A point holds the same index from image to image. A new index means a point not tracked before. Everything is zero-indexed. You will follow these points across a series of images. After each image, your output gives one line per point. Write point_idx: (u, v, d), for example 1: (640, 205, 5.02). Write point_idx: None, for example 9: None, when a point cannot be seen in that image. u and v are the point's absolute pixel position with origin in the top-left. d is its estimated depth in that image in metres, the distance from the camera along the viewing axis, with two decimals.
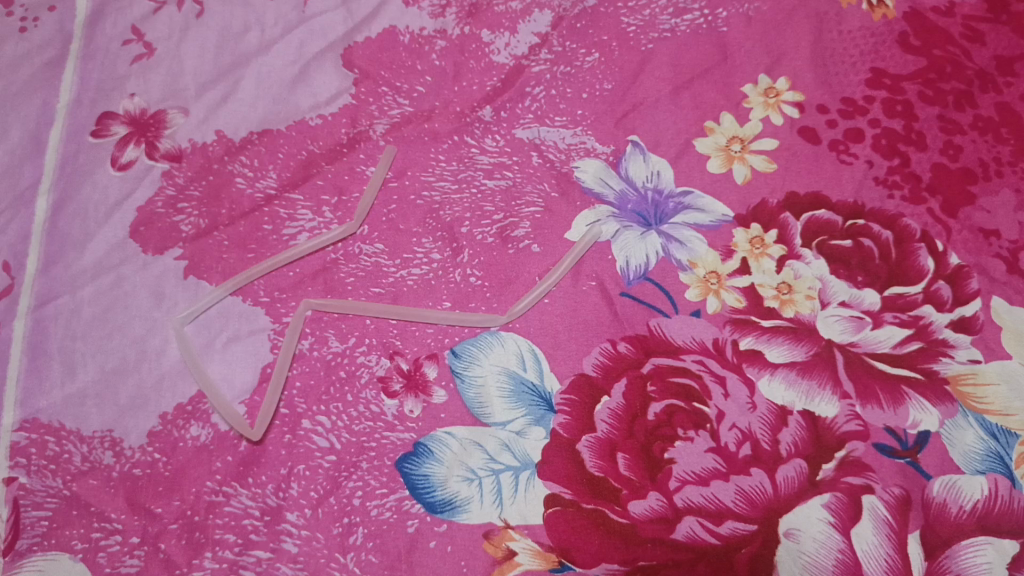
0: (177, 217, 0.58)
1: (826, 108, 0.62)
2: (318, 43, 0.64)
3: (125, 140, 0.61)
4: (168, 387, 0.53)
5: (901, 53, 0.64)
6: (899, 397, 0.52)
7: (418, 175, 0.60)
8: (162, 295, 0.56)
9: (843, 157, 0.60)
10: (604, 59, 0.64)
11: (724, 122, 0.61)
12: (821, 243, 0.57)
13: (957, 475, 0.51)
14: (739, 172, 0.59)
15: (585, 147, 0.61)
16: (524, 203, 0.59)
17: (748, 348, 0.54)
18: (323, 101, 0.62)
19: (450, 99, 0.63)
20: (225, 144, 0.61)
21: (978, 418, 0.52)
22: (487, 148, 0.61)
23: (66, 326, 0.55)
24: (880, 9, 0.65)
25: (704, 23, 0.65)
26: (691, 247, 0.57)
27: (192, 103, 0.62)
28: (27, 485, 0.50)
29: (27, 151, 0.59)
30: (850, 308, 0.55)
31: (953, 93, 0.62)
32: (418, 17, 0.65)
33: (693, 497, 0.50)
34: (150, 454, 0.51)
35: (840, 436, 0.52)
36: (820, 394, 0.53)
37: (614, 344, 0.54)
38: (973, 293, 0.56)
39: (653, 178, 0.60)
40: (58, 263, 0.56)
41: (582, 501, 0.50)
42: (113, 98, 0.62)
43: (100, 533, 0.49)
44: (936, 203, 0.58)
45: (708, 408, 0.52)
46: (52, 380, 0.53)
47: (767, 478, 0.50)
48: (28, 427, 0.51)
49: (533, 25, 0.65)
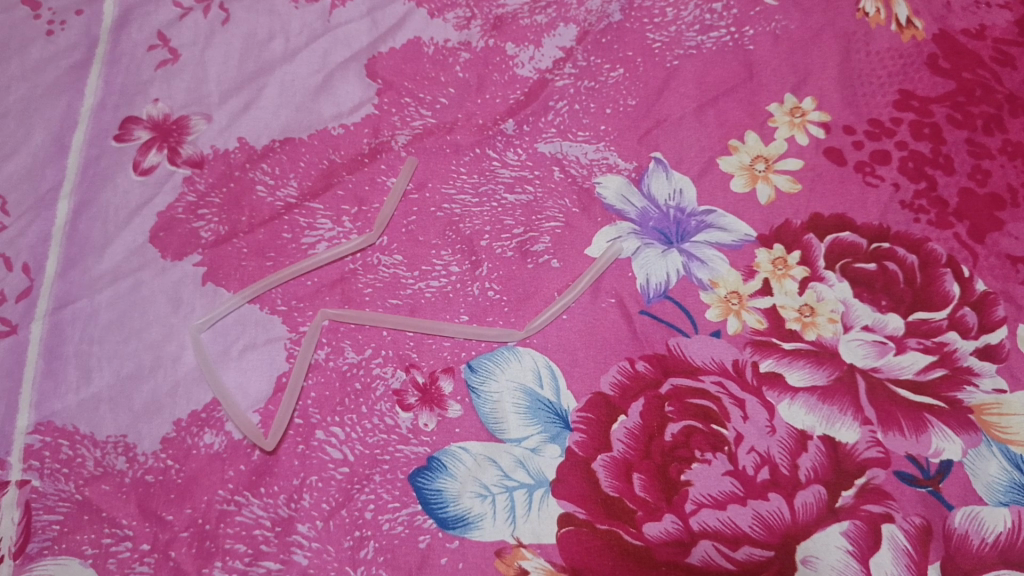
0: (196, 223, 0.58)
1: (853, 128, 0.61)
2: (342, 53, 0.64)
3: (147, 145, 0.61)
4: (183, 393, 0.53)
5: (929, 75, 0.63)
6: (921, 425, 0.52)
7: (439, 187, 0.60)
8: (180, 301, 0.56)
9: (869, 179, 0.59)
10: (629, 75, 0.63)
11: (748, 141, 0.61)
12: (845, 266, 0.56)
13: (980, 507, 0.50)
14: (763, 192, 0.59)
15: (608, 162, 0.60)
16: (545, 218, 0.58)
17: (769, 370, 0.53)
18: (346, 111, 0.62)
19: (473, 111, 0.62)
20: (247, 152, 0.61)
21: (1002, 448, 0.51)
22: (509, 161, 0.60)
23: (84, 330, 0.55)
24: (910, 30, 0.65)
25: (730, 41, 0.64)
26: (712, 266, 0.57)
27: (215, 109, 0.62)
28: (40, 488, 0.50)
29: (51, 154, 0.60)
30: (872, 333, 0.54)
31: (982, 117, 0.61)
32: (443, 28, 0.65)
33: (709, 521, 0.49)
34: (162, 461, 0.51)
35: (861, 462, 0.51)
36: (841, 419, 0.52)
37: (632, 362, 0.54)
38: (999, 320, 0.55)
39: (676, 196, 0.59)
40: (77, 266, 0.56)
41: (596, 521, 0.49)
42: (137, 103, 0.62)
43: (110, 539, 0.49)
44: (963, 228, 0.57)
45: (727, 431, 0.51)
46: (67, 383, 0.53)
47: (786, 503, 0.49)
48: (41, 431, 0.51)
49: (557, 39, 0.65)
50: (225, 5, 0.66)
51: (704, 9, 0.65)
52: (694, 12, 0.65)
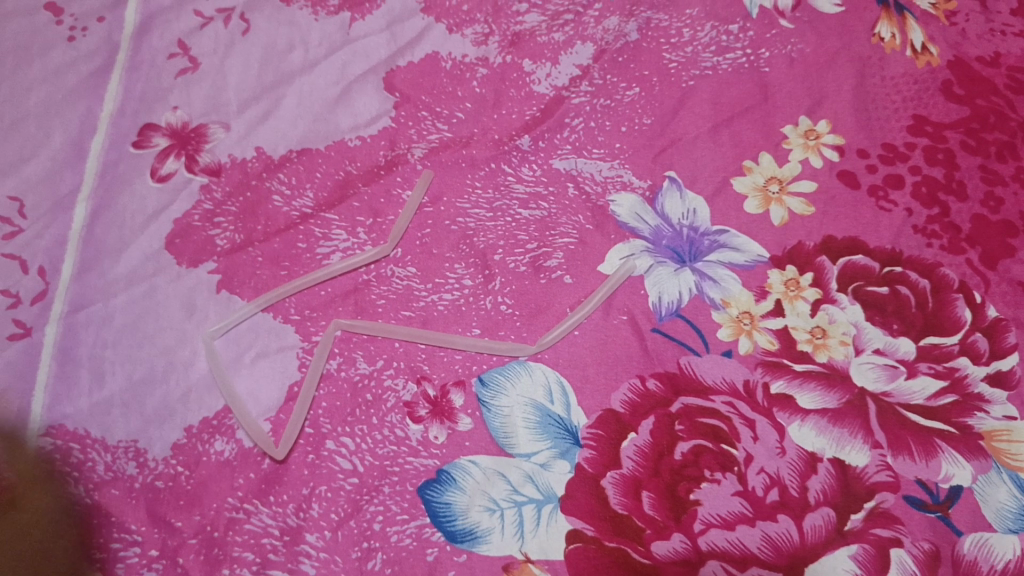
0: (212, 231, 0.58)
1: (867, 152, 0.61)
2: (361, 65, 0.65)
3: (165, 153, 0.61)
4: (195, 400, 0.54)
5: (944, 101, 0.63)
6: (931, 450, 0.52)
7: (454, 201, 0.60)
8: (194, 308, 0.56)
9: (881, 204, 0.59)
10: (645, 94, 0.64)
11: (762, 162, 0.61)
12: (857, 289, 0.56)
13: (989, 533, 0.50)
14: (776, 213, 0.59)
15: (622, 180, 0.61)
16: (558, 234, 0.59)
17: (780, 392, 0.53)
18: (363, 123, 0.63)
19: (489, 127, 0.63)
20: (264, 161, 0.61)
21: (1012, 475, 0.51)
22: (524, 177, 0.61)
23: (98, 334, 0.55)
24: (924, 56, 0.65)
25: (746, 63, 0.65)
26: (725, 286, 0.57)
27: (233, 118, 0.63)
28: (50, 491, 0.50)
29: (69, 158, 0.60)
30: (884, 357, 0.54)
31: (995, 144, 0.61)
32: (461, 44, 0.65)
33: (717, 541, 0.49)
34: (172, 467, 0.51)
35: (870, 486, 0.51)
36: (851, 442, 0.52)
37: (643, 381, 0.54)
38: (1010, 347, 0.55)
39: (689, 215, 0.59)
40: (93, 270, 0.57)
41: (604, 538, 0.49)
42: (156, 110, 0.63)
43: (119, 544, 0.49)
44: (976, 254, 0.57)
45: (736, 451, 0.51)
46: (80, 387, 0.53)
47: (794, 525, 0.49)
48: (53, 433, 0.52)
49: (574, 57, 0.65)
50: (246, 15, 0.66)
51: (721, 31, 0.66)
52: (710, 33, 0.66)
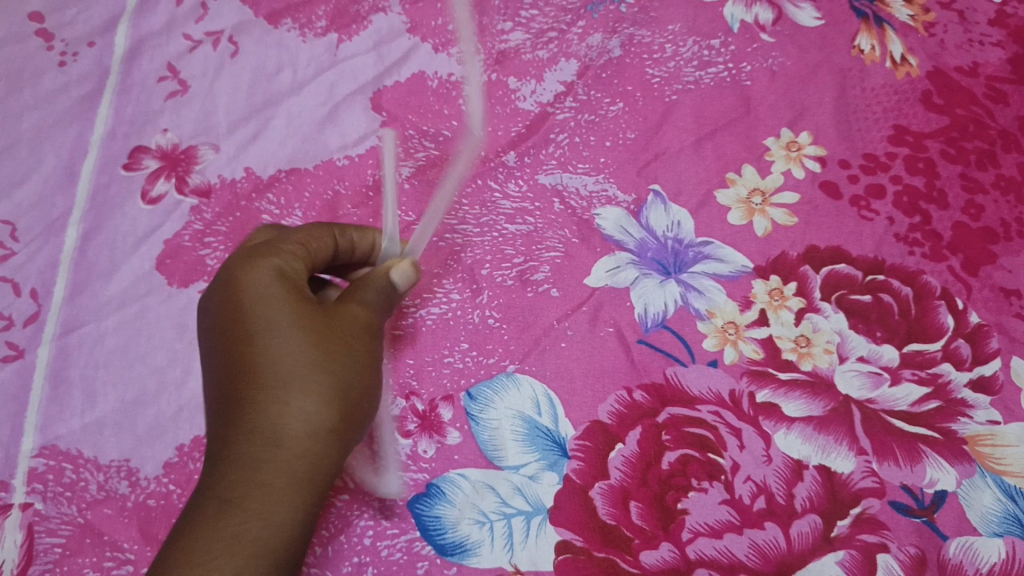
0: (202, 251, 0.59)
1: (848, 162, 0.62)
2: (348, 86, 0.66)
3: (156, 174, 0.62)
4: (186, 419, 0.54)
5: (923, 111, 0.64)
6: (916, 455, 0.52)
7: (441, 218, 0.60)
8: (185, 327, 0.57)
9: (864, 213, 0.60)
10: (628, 109, 0.64)
11: (745, 174, 0.62)
12: (840, 298, 0.57)
13: (975, 537, 0.50)
14: (760, 224, 0.60)
15: (607, 194, 0.61)
16: (545, 248, 0.59)
17: (765, 400, 0.54)
18: (351, 142, 0.64)
19: (475, 143, 0.63)
20: (253, 181, 0.62)
21: (996, 479, 0.52)
22: (511, 193, 0.61)
23: (90, 355, 0.56)
24: (904, 67, 0.66)
25: (728, 77, 0.66)
26: (710, 297, 0.57)
27: (222, 140, 0.64)
28: (43, 511, 0.51)
29: (60, 182, 0.61)
30: (867, 364, 0.55)
31: (976, 152, 0.62)
32: (447, 63, 0.66)
33: (705, 549, 0.50)
34: (164, 485, 0.52)
35: (856, 492, 0.51)
36: (836, 449, 0.52)
37: (630, 392, 0.54)
38: (993, 352, 0.55)
39: (674, 227, 0.60)
40: (85, 292, 0.58)
41: (593, 549, 0.50)
42: (146, 133, 0.64)
43: (112, 562, 0.50)
44: (957, 261, 0.58)
45: (723, 460, 0.52)
46: (72, 408, 0.54)
47: (782, 532, 0.50)
48: (46, 454, 0.52)
49: (559, 74, 0.66)
50: (235, 39, 0.67)
51: (702, 46, 0.67)
52: (692, 48, 0.67)
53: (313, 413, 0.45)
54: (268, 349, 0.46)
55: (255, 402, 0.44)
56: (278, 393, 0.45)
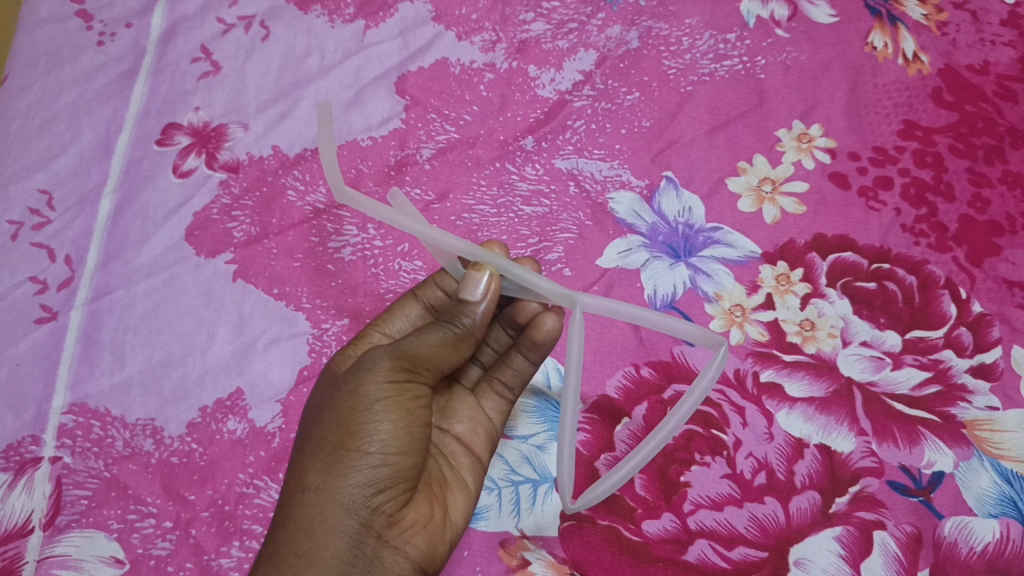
0: (230, 224, 0.61)
1: (858, 155, 0.63)
2: (374, 70, 0.68)
3: (187, 150, 0.65)
4: (210, 382, 0.56)
5: (934, 107, 0.65)
6: (915, 437, 0.53)
7: (460, 198, 0.62)
8: (212, 296, 0.59)
9: (871, 204, 0.61)
10: (644, 98, 0.66)
11: (756, 163, 0.63)
12: (846, 284, 0.59)
13: (970, 517, 0.51)
14: (769, 212, 0.61)
15: (621, 179, 0.63)
16: (559, 229, 0.61)
17: (769, 380, 0.55)
18: (375, 124, 0.66)
19: (495, 128, 0.65)
20: (281, 159, 0.64)
21: (994, 462, 0.53)
22: (527, 175, 0.63)
23: (119, 319, 0.58)
24: (916, 64, 0.67)
25: (742, 70, 0.67)
26: (718, 280, 0.59)
27: (251, 119, 0.66)
28: (71, 464, 0.53)
29: (96, 155, 0.64)
30: (870, 348, 0.56)
31: (983, 148, 0.63)
32: (470, 50, 0.68)
33: (706, 521, 0.51)
34: (187, 444, 0.54)
35: (855, 470, 0.52)
36: (837, 429, 0.54)
37: (637, 368, 0.56)
38: (994, 341, 0.56)
39: (685, 213, 0.62)
40: (116, 260, 0.60)
41: (597, 517, 0.51)
42: (179, 111, 0.66)
43: (135, 515, 0.52)
44: (962, 253, 0.59)
45: (726, 436, 0.54)
46: (102, 368, 0.56)
47: (781, 507, 0.51)
48: (75, 411, 0.55)
49: (578, 63, 0.68)
50: (266, 23, 0.70)
51: (719, 39, 0.69)
52: (709, 41, 0.69)
53: (334, 475, 0.45)
54: (333, 400, 0.47)
55: (293, 482, 0.46)
56: (334, 449, 0.45)
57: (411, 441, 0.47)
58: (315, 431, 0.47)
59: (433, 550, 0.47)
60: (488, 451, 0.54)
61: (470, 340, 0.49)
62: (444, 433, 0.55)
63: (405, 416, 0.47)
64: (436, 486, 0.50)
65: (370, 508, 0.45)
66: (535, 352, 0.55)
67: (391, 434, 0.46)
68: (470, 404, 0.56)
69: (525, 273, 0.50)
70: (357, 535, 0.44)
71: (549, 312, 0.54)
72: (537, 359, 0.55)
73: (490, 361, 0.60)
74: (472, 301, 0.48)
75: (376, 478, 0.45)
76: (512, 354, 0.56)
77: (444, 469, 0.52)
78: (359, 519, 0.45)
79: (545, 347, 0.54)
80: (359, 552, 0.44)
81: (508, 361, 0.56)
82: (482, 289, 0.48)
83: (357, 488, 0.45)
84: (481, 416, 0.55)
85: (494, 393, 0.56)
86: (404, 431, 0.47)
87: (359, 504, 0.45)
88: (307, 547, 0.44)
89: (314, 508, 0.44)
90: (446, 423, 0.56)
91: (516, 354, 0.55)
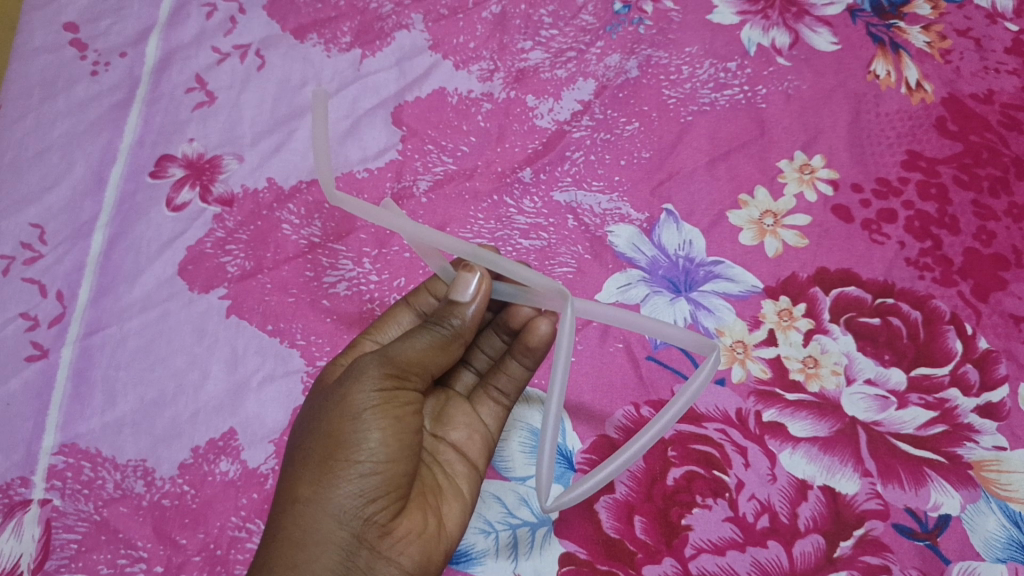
0: (224, 258, 0.61)
1: (861, 186, 0.62)
2: (370, 100, 0.67)
3: (181, 182, 0.64)
4: (203, 421, 0.55)
5: (937, 137, 0.64)
6: (921, 479, 0.52)
7: (457, 231, 0.62)
8: (204, 332, 0.58)
9: (875, 237, 0.60)
10: (644, 128, 0.65)
11: (758, 196, 0.63)
12: (850, 320, 0.58)
13: (978, 562, 0.50)
14: (771, 245, 0.60)
15: (620, 212, 0.62)
16: (557, 264, 0.60)
17: (771, 420, 0.54)
18: (371, 155, 0.65)
19: (492, 159, 0.64)
20: (275, 192, 0.63)
21: (1001, 504, 0.52)
22: (525, 209, 0.62)
23: (112, 356, 0.57)
24: (919, 93, 0.66)
25: (743, 99, 0.67)
26: (719, 315, 0.58)
27: (247, 150, 0.65)
28: (61, 507, 0.52)
29: (88, 187, 0.63)
30: (875, 387, 0.55)
31: (989, 179, 0.62)
32: (467, 80, 0.68)
33: (707, 565, 0.50)
34: (179, 486, 0.53)
35: (860, 513, 0.51)
36: (841, 470, 0.53)
37: (637, 407, 0.55)
38: (1001, 378, 0.55)
39: (685, 246, 0.61)
40: (108, 295, 0.59)
41: (597, 562, 0.50)
42: (173, 141, 0.66)
43: (125, 560, 0.51)
44: (967, 287, 0.58)
45: (728, 477, 0.52)
46: (92, 407, 0.55)
47: (784, 551, 0.50)
48: (66, 452, 0.54)
49: (576, 93, 0.67)
50: (262, 52, 0.69)
51: (719, 68, 0.68)
52: (709, 70, 0.68)
53: (324, 486, 0.45)
54: (321, 410, 0.47)
55: (284, 494, 0.46)
56: (323, 459, 0.45)
57: (403, 448, 0.47)
58: (303, 440, 0.47)
59: (428, 560, 0.47)
60: (483, 458, 0.54)
61: (459, 340, 0.50)
62: (439, 440, 0.56)
63: (395, 424, 0.47)
64: (431, 495, 0.51)
65: (363, 518, 0.45)
66: (529, 358, 0.56)
67: (380, 442, 0.46)
68: (467, 411, 0.57)
69: (520, 270, 0.49)
70: (351, 546, 0.44)
71: (541, 318, 0.57)
72: (531, 365, 0.56)
73: (484, 366, 0.61)
74: (462, 302, 0.49)
75: (367, 488, 0.45)
76: (506, 361, 0.57)
77: (438, 475, 0.53)
78: (352, 530, 0.45)
79: (539, 353, 0.56)
80: (353, 563, 0.44)
81: (503, 367, 0.57)
82: (473, 291, 0.48)
83: (348, 499, 0.45)
84: (477, 423, 0.56)
85: (489, 399, 0.57)
86: (394, 439, 0.47)
87: (350, 515, 0.45)
88: (300, 559, 0.43)
89: (306, 519, 0.44)
90: (442, 430, 0.56)
91: (511, 359, 0.57)
